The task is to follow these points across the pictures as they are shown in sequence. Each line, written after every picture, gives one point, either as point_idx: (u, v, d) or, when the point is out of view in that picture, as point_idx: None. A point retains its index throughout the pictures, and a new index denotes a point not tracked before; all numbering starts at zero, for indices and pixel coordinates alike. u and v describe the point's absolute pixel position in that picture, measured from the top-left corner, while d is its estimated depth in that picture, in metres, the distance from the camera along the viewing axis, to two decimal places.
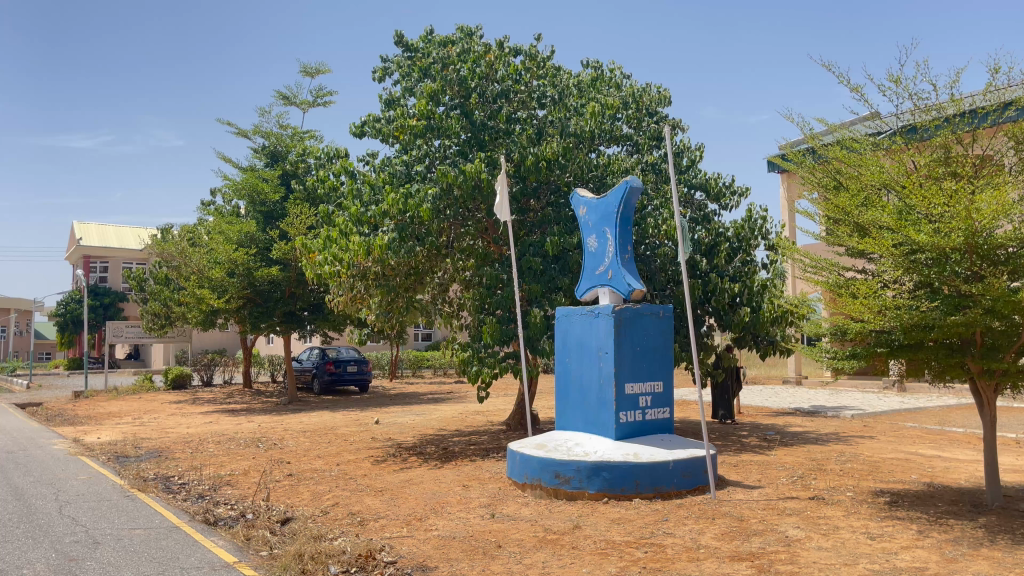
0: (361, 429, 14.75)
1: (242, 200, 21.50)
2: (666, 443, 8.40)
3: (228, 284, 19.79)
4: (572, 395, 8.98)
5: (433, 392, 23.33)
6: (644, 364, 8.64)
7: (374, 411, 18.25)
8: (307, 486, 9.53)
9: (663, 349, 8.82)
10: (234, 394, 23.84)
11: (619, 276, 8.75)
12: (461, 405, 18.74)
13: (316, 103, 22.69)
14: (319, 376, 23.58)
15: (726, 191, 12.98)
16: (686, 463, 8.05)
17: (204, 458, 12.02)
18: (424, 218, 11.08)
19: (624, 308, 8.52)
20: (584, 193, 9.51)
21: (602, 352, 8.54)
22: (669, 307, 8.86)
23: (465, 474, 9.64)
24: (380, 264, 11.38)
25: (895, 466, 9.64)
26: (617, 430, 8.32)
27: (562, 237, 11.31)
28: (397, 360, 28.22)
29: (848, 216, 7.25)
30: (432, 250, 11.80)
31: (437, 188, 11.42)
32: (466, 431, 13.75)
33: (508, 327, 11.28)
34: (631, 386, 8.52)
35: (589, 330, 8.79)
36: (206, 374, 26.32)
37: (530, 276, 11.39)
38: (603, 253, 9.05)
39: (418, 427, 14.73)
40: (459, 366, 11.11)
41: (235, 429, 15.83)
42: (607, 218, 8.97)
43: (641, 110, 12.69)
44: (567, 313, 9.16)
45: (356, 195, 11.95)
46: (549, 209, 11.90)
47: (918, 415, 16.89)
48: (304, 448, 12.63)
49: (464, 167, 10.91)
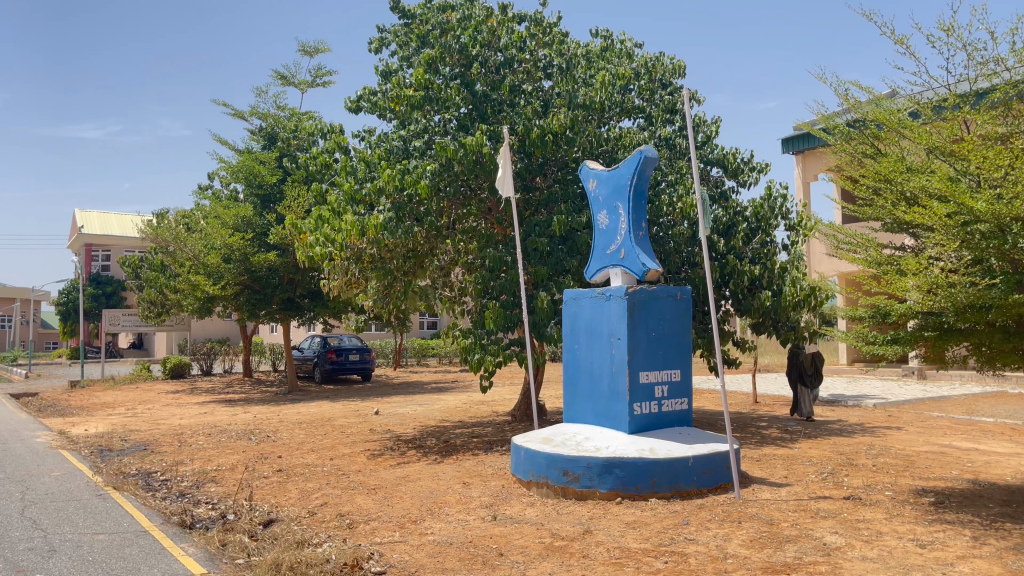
0: (358, 420, 14.07)
1: (239, 184, 20.83)
2: (684, 437, 7.69)
3: (224, 271, 19.10)
4: (581, 384, 8.26)
5: (438, 381, 22.72)
6: (659, 351, 7.90)
7: (375, 401, 17.58)
8: (296, 483, 8.85)
9: (681, 335, 8.08)
10: (234, 384, 23.24)
11: (632, 255, 8.02)
12: (465, 395, 18.11)
13: (315, 83, 21.97)
14: (321, 365, 22.96)
15: (745, 167, 12.18)
16: (706, 460, 7.33)
17: (191, 452, 11.35)
18: (423, 195, 10.39)
19: (639, 289, 7.77)
20: (594, 165, 8.74)
21: (614, 338, 7.81)
22: (686, 288, 8.12)
23: (465, 470, 8.93)
24: (375, 246, 10.64)
25: (932, 461, 8.91)
26: (630, 423, 7.62)
27: (569, 216, 10.56)
28: (401, 349, 27.55)
29: (892, 184, 6.50)
30: (432, 230, 11.10)
31: (436, 164, 10.69)
32: (469, 423, 13.06)
33: (513, 313, 10.57)
34: (646, 375, 7.79)
35: (600, 313, 8.06)
36: (206, 363, 25.86)
37: (536, 258, 10.66)
38: (616, 229, 8.30)
39: (419, 418, 14.04)
40: (460, 354, 10.36)
41: (229, 420, 15.19)
42: (620, 191, 8.22)
43: (653, 80, 11.84)
44: (575, 296, 8.43)
45: (351, 172, 11.23)
46: (556, 186, 11.16)
47: (944, 403, 16.15)
48: (297, 442, 11.95)
49: (465, 140, 10.17)
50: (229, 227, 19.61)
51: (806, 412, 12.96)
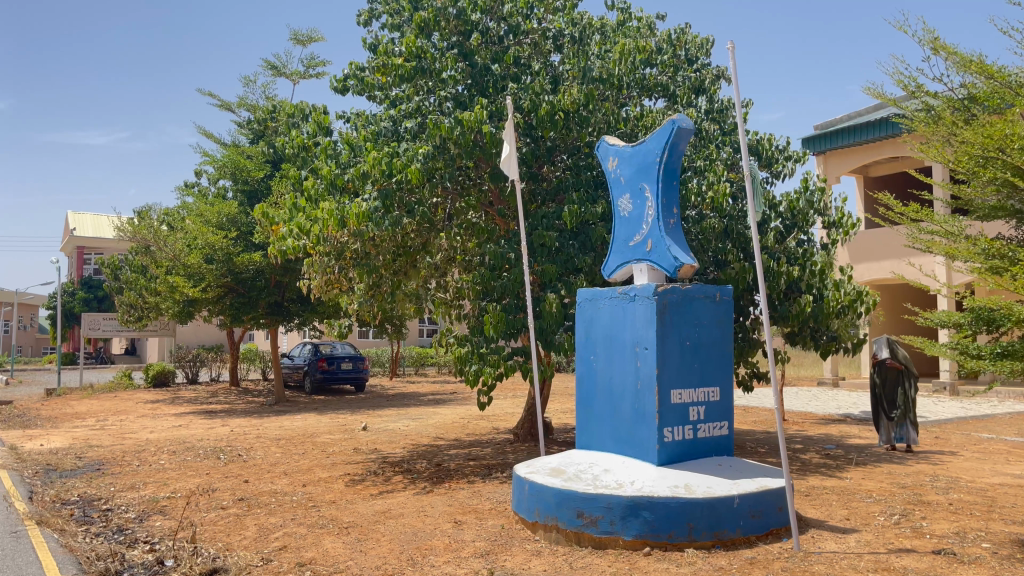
0: (343, 437, 12.65)
1: (225, 180, 19.52)
2: (726, 470, 6.27)
3: (206, 271, 17.75)
4: (597, 402, 6.82)
5: (436, 393, 21.32)
6: (695, 364, 6.46)
7: (365, 414, 16.17)
8: (256, 518, 7.43)
9: (720, 346, 6.64)
10: (218, 394, 21.87)
11: (662, 247, 6.62)
12: (464, 409, 16.69)
13: (308, 73, 20.67)
14: (311, 374, 21.57)
15: (780, 156, 10.77)
16: (755, 500, 5.90)
17: (146, 475, 9.91)
18: (414, 181, 9.00)
19: (670, 288, 6.36)
20: (613, 140, 7.30)
21: (639, 347, 6.40)
22: (727, 288, 6.70)
23: (458, 504, 7.48)
24: (359, 239, 9.26)
25: (1016, 499, 7.48)
26: (660, 452, 6.20)
27: (582, 206, 9.16)
28: (398, 357, 26.16)
29: (1006, 153, 5.13)
30: (424, 222, 9.67)
31: (429, 146, 9.30)
32: (466, 442, 11.61)
33: (516, 317, 9.13)
34: (679, 394, 6.37)
35: (621, 317, 6.63)
36: (191, 371, 24.46)
37: (544, 255, 9.25)
38: (640, 216, 6.87)
39: (411, 436, 12.61)
40: (454, 365, 8.92)
41: (202, 435, 13.77)
42: (646, 169, 6.81)
43: (679, 55, 10.37)
44: (590, 297, 7.00)
45: (332, 156, 9.84)
46: (567, 174, 9.77)
47: (991, 424, 14.69)
48: (270, 463, 10.51)
49: (464, 115, 8.76)
50: (213, 225, 18.27)
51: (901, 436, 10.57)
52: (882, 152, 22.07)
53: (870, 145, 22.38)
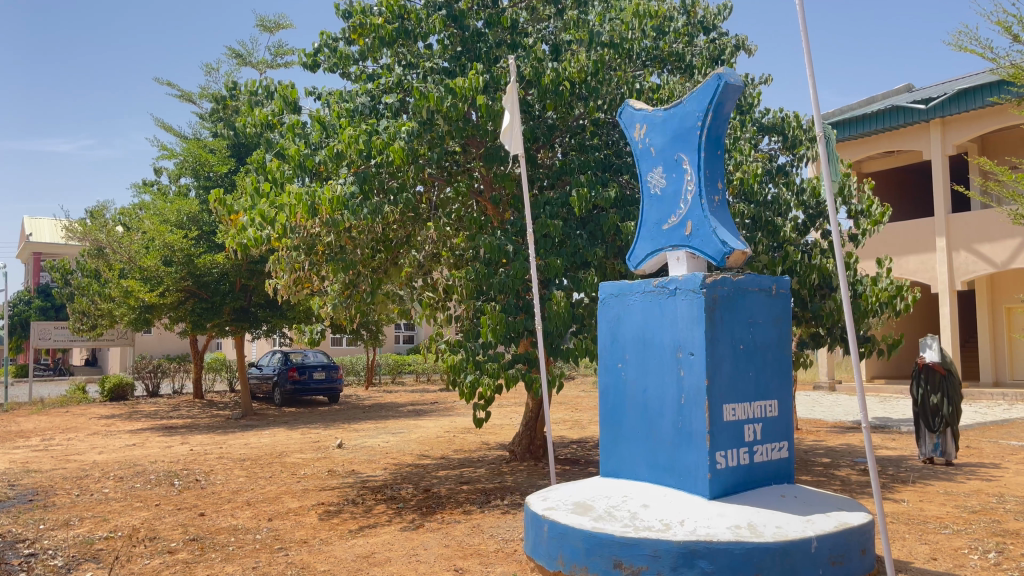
0: (315, 457, 11.29)
1: (185, 175, 18.06)
2: (792, 502, 5.08)
3: (163, 274, 16.32)
4: (627, 420, 5.61)
5: (415, 403, 20.01)
6: (749, 372, 5.27)
7: (339, 429, 14.80)
8: (210, 565, 6.08)
9: (778, 351, 5.45)
10: (180, 407, 20.35)
11: (706, 229, 5.43)
12: (446, 421, 15.41)
13: (275, 62, 19.27)
14: (280, 385, 20.11)
15: (805, 138, 9.49)
16: (835, 541, 4.70)
17: (85, 508, 8.49)
18: (397, 162, 7.77)
19: (721, 279, 5.15)
20: (637, 104, 6.09)
21: (682, 352, 5.20)
22: (784, 279, 5.52)
23: (457, 545, 6.19)
24: (332, 230, 7.97)
25: None
26: (713, 483, 5.00)
27: (592, 189, 7.94)
28: (373, 365, 24.72)
29: None
30: (408, 209, 8.48)
31: (414, 122, 8.08)
32: (454, 461, 10.36)
33: (517, 318, 7.81)
34: (732, 409, 5.16)
35: (657, 316, 5.41)
36: (151, 383, 22.88)
37: (548, 248, 8.06)
38: (676, 193, 5.67)
39: (391, 454, 11.30)
40: (447, 375, 7.66)
41: (157, 455, 12.33)
42: (684, 137, 5.61)
43: (694, 22, 9.20)
44: (616, 292, 5.78)
45: (300, 135, 8.58)
46: (570, 155, 8.59)
47: (1013, 429, 13.71)
48: (231, 490, 9.13)
49: (457, 82, 7.53)
50: (171, 224, 16.89)
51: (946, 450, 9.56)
52: (880, 144, 21.31)
53: (865, 138, 21.55)
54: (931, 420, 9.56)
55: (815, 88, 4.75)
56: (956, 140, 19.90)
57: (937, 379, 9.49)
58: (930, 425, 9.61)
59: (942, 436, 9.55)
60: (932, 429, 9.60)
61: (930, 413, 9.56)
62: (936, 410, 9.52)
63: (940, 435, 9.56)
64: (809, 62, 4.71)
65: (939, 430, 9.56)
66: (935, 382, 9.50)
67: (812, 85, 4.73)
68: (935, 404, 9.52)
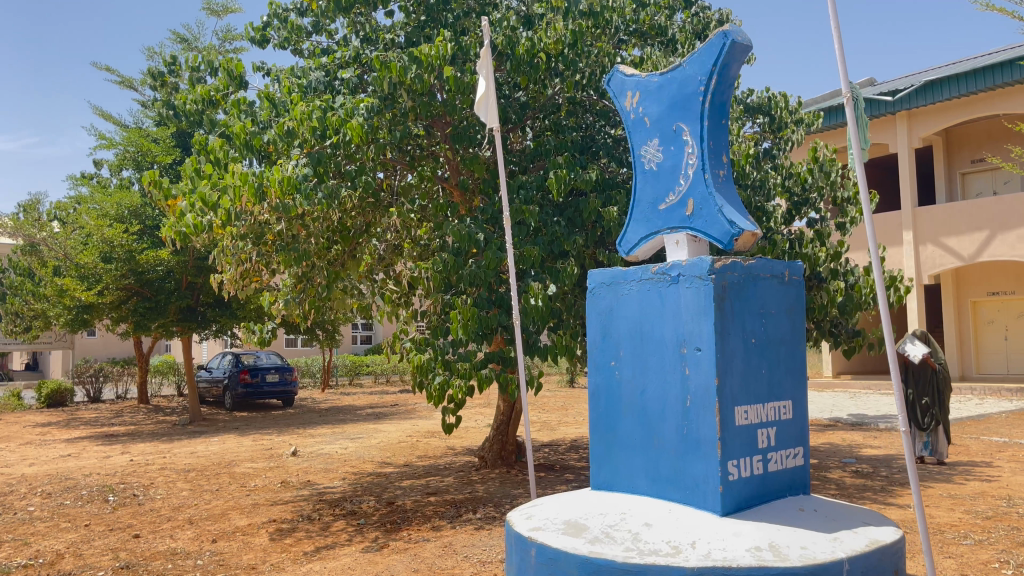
0: (267, 467, 10.42)
1: (127, 167, 16.94)
2: (813, 518, 4.44)
3: (102, 271, 15.26)
4: (623, 425, 4.95)
5: (373, 405, 19.16)
6: (761, 369, 4.63)
7: (294, 434, 13.92)
8: None
9: (792, 346, 4.82)
10: (123, 413, 19.18)
11: (711, 208, 4.78)
12: (407, 425, 14.62)
13: (224, 48, 18.25)
14: (231, 388, 19.09)
15: (790, 120, 9.24)
16: (868, 563, 4.05)
17: (4, 530, 7.53)
18: (355, 140, 7.01)
19: (731, 264, 4.50)
20: (627, 69, 5.41)
21: (687, 348, 4.54)
22: (797, 265, 4.90)
23: (429, 569, 5.46)
24: (282, 215, 7.16)
25: None
26: (725, 497, 4.34)
27: (571, 170, 7.27)
28: (330, 367, 23.75)
29: None
30: (368, 195, 7.71)
31: (374, 98, 7.34)
32: (418, 469, 9.61)
33: (490, 313, 7.06)
34: (745, 412, 4.51)
35: (657, 307, 4.75)
36: (93, 388, 21.62)
37: (523, 236, 7.40)
38: (675, 167, 5.01)
39: (350, 462, 10.49)
40: (414, 376, 6.93)
41: (93, 467, 11.32)
42: (684, 104, 4.95)
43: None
44: (607, 280, 5.11)
45: (246, 114, 7.75)
46: (545, 136, 7.92)
47: (991, 424, 13.42)
48: (171, 506, 8.23)
49: (422, 50, 6.78)
50: (111, 218, 15.79)
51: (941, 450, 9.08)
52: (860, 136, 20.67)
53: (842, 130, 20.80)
54: (922, 419, 9.06)
55: (842, 51, 4.15)
56: (922, 134, 19.75)
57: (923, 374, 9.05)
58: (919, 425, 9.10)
59: (934, 435, 9.05)
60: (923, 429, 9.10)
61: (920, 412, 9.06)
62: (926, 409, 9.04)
63: (931, 434, 9.06)
64: (833, 21, 4.10)
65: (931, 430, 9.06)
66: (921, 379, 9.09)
67: (839, 47, 4.11)
68: (924, 403, 9.04)
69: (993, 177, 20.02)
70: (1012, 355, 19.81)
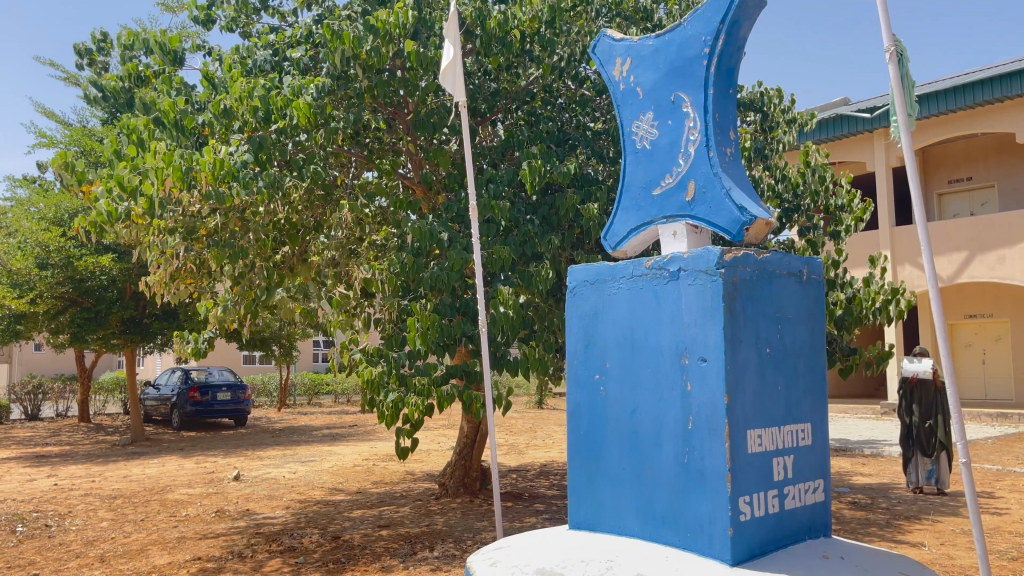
0: (204, 493, 9.38)
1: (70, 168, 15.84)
2: (842, 568, 3.62)
3: (36, 278, 14.14)
4: (609, 451, 4.12)
5: (331, 426, 18.11)
6: (776, 386, 3.83)
7: (241, 457, 12.85)
8: None
9: (812, 358, 4.04)
10: (60, 432, 17.89)
11: (715, 190, 3.99)
12: (364, 447, 13.63)
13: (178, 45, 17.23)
14: (179, 406, 17.94)
15: (782, 120, 8.65)
16: None
17: None
18: (303, 122, 6.12)
19: (743, 256, 3.71)
20: (615, 34, 4.63)
21: (689, 358, 3.73)
22: (816, 261, 4.12)
23: None
24: (212, 205, 6.23)
25: None
26: (736, 544, 3.52)
27: (547, 162, 6.47)
28: (288, 385, 22.65)
29: None
30: (317, 187, 6.82)
31: (325, 76, 6.47)
32: (372, 496, 8.66)
33: (453, 321, 6.18)
34: (758, 438, 3.71)
35: (653, 309, 3.94)
36: (31, 405, 20.30)
37: (492, 235, 6.54)
38: (672, 145, 4.22)
39: (298, 488, 9.51)
40: (364, 395, 6.02)
41: (10, 492, 10.16)
42: (684, 70, 4.18)
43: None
44: (592, 278, 4.29)
45: (180, 93, 6.85)
46: (520, 127, 7.12)
47: (979, 451, 12.81)
48: (85, 540, 7.19)
49: (379, 16, 5.97)
50: (49, 220, 14.68)
51: (943, 479, 8.41)
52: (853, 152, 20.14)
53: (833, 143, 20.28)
54: (924, 444, 8.41)
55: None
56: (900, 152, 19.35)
57: (929, 393, 8.43)
58: (919, 451, 8.45)
59: (936, 462, 8.40)
60: (924, 455, 8.45)
61: (923, 436, 8.42)
62: (928, 432, 8.41)
63: (933, 460, 8.41)
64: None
65: (934, 456, 8.40)
66: (925, 399, 8.46)
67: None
68: (926, 425, 8.41)
69: (971, 199, 19.61)
70: (990, 380, 19.28)
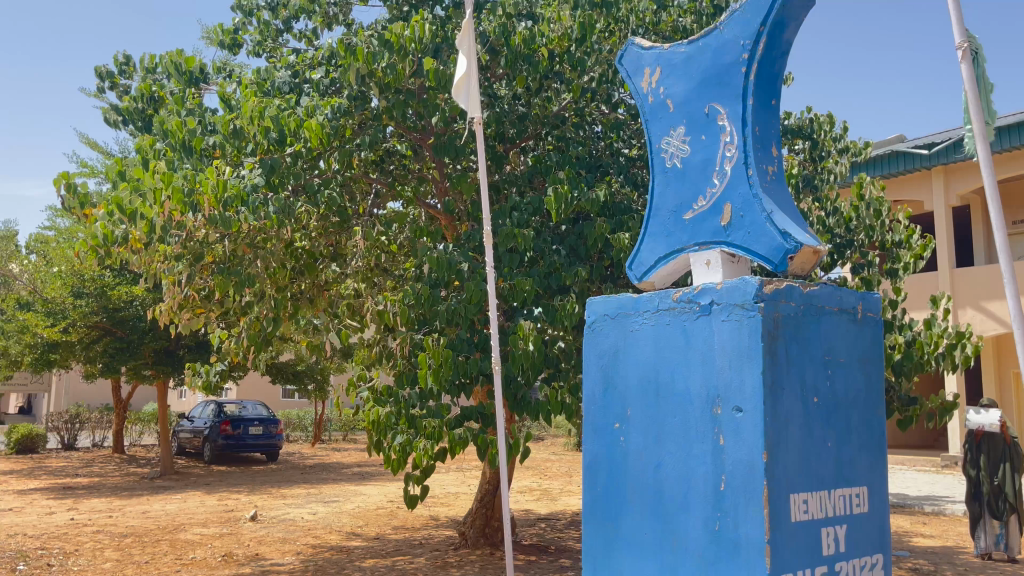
0: (216, 534, 8.96)
1: None
2: None
3: (70, 307, 14.12)
4: (628, 511, 3.56)
5: (362, 464, 17.67)
6: (826, 441, 3.26)
7: (265, 494, 12.46)
8: None
9: (868, 411, 3.46)
10: (92, 463, 17.78)
11: (755, 214, 3.48)
12: (391, 489, 13.13)
13: None
14: (211, 439, 17.71)
15: (833, 148, 8.08)
16: None
17: None
18: (315, 143, 5.77)
19: (787, 289, 3.18)
20: (642, 41, 4.15)
21: (722, 407, 3.18)
22: (873, 297, 3.56)
23: None
24: (217, 231, 5.90)
25: None
26: None
27: (575, 188, 6.02)
28: (323, 421, 22.34)
29: None
30: (331, 213, 6.46)
31: (342, 97, 6.14)
32: (389, 544, 8.14)
33: (469, 358, 5.70)
34: (804, 504, 3.13)
35: (681, 348, 3.41)
36: (68, 435, 20.29)
37: (514, 266, 6.07)
38: (705, 163, 3.72)
39: (314, 531, 9.03)
40: (369, 440, 5.63)
41: (24, 525, 9.89)
42: (720, 78, 3.68)
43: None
44: (613, 312, 3.78)
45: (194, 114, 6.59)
46: (548, 152, 6.69)
47: None
48: None
49: (396, 31, 5.66)
50: None
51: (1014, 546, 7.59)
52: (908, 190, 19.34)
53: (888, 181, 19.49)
54: (992, 504, 7.62)
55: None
56: (960, 190, 18.49)
57: (997, 447, 7.66)
58: (987, 512, 7.66)
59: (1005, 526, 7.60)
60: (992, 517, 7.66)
61: (991, 495, 7.64)
62: (996, 491, 7.63)
63: (1001, 523, 7.61)
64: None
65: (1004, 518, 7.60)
66: (993, 454, 7.69)
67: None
68: (994, 483, 7.64)
69: None
70: None
